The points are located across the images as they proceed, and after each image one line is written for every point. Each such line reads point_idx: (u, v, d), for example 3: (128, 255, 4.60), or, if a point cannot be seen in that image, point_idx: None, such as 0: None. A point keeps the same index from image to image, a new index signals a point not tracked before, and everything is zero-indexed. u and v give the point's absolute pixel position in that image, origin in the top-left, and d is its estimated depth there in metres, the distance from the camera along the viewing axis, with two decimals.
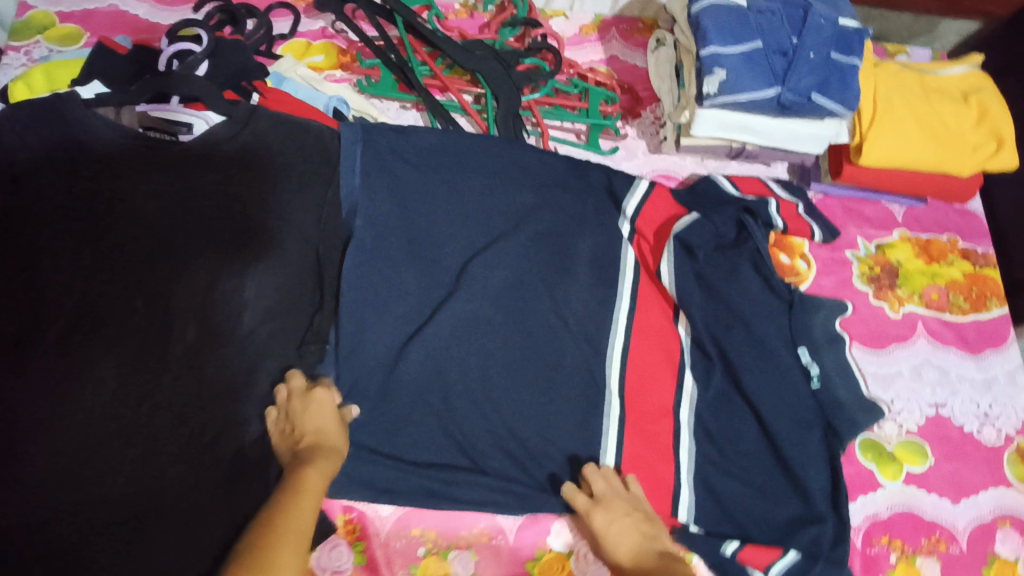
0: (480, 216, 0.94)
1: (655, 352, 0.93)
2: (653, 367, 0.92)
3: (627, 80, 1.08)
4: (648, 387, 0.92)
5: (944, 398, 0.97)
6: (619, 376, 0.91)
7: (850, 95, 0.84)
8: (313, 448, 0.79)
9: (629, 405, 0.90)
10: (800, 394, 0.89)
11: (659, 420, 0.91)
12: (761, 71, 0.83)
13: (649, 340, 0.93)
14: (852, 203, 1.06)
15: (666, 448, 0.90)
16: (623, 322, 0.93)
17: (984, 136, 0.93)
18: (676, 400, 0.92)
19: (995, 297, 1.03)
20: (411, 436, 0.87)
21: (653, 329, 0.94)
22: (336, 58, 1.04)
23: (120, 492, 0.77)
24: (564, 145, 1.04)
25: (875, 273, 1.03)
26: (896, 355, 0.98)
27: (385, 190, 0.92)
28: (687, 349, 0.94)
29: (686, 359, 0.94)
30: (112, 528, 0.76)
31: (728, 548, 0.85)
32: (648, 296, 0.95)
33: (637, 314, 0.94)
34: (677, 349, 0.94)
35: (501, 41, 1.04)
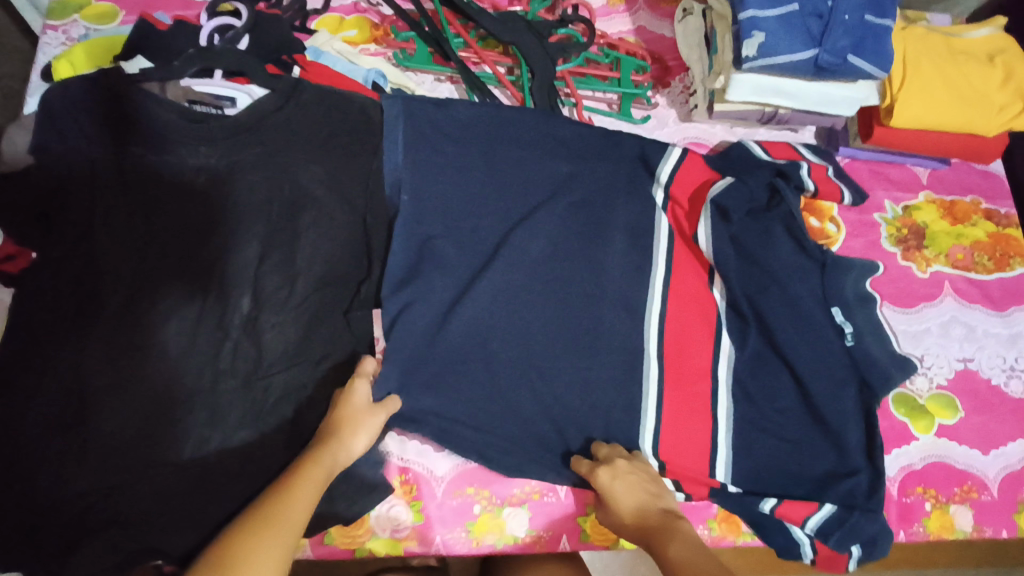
0: (519, 183, 0.94)
1: (693, 314, 0.93)
2: (691, 329, 0.92)
3: (656, 50, 1.10)
4: (688, 349, 0.92)
5: (971, 353, 1.00)
6: (657, 338, 0.91)
7: (883, 57, 0.86)
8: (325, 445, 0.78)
9: (668, 367, 0.90)
10: (837, 350, 0.90)
11: (697, 382, 0.91)
12: (799, 34, 0.85)
13: (686, 303, 0.93)
14: (878, 166, 1.08)
15: (703, 410, 0.90)
16: (661, 285, 0.93)
17: (1009, 97, 0.96)
18: (714, 361, 0.92)
19: (1018, 256, 1.06)
20: (461, 406, 0.86)
21: (689, 291, 0.94)
22: (369, 32, 1.04)
23: (190, 455, 0.80)
24: (598, 116, 1.05)
25: (902, 234, 1.05)
26: (924, 314, 1.01)
27: (427, 159, 0.91)
28: (723, 312, 0.94)
29: (723, 322, 0.94)
30: (184, 489, 0.79)
31: (766, 505, 0.87)
32: (685, 257, 0.95)
33: (672, 279, 0.94)
34: (713, 312, 0.93)
35: (532, 13, 1.05)
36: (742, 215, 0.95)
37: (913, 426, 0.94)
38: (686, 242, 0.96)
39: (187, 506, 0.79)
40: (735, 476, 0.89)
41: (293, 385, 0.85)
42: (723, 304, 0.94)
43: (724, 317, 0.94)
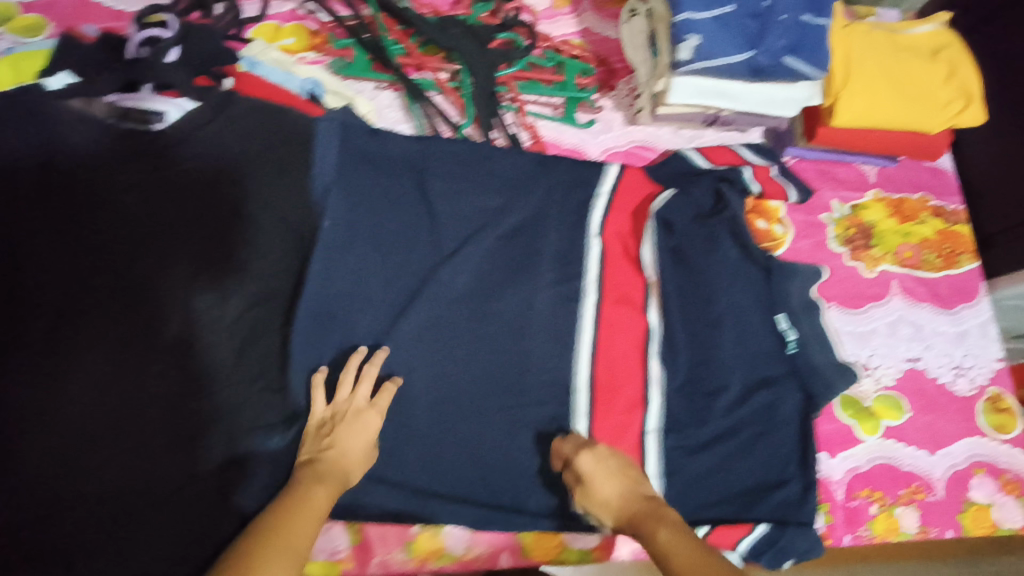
0: (461, 200, 0.93)
1: (623, 339, 0.92)
2: (622, 355, 0.91)
3: (601, 52, 1.08)
4: (619, 377, 0.90)
5: (919, 352, 1.00)
6: (589, 368, 0.90)
7: (820, 56, 0.84)
8: (328, 466, 0.75)
9: (597, 400, 0.89)
10: (769, 351, 0.94)
11: (629, 412, 0.89)
12: (736, 35, 0.82)
13: (617, 328, 0.92)
14: (826, 166, 1.08)
15: (630, 437, 0.88)
16: (592, 312, 0.92)
17: (953, 93, 0.95)
18: (647, 389, 0.90)
19: (966, 253, 1.06)
20: (398, 433, 0.85)
21: (619, 318, 0.93)
22: (308, 41, 1.01)
23: (110, 484, 0.76)
24: (542, 121, 1.02)
25: (850, 234, 1.05)
26: (871, 314, 1.02)
27: (363, 171, 0.90)
28: (655, 336, 0.93)
29: (654, 346, 0.92)
30: (101, 522, 0.74)
31: (698, 535, 0.86)
32: (617, 281, 0.95)
33: (605, 307, 0.93)
34: (645, 337, 0.92)
35: (474, 16, 1.02)
36: (683, 228, 0.97)
37: (861, 428, 0.93)
38: (626, 258, 0.96)
39: (102, 548, 0.73)
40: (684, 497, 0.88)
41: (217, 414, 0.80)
42: (657, 325, 0.93)
43: (655, 340, 0.92)
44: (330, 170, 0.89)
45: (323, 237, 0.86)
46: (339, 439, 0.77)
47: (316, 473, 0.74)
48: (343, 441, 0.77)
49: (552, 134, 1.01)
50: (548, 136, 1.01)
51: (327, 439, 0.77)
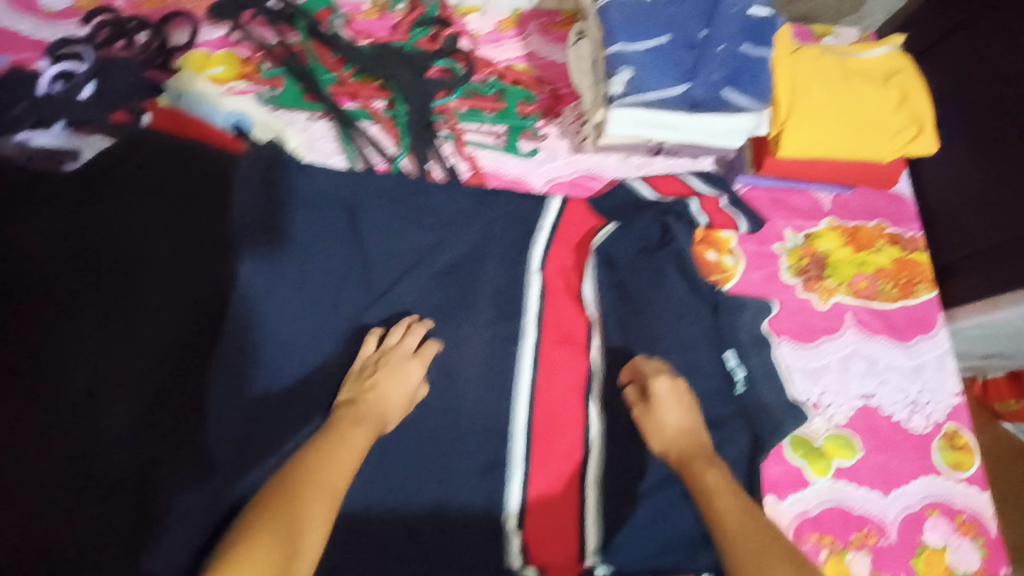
0: (398, 237, 0.90)
1: (563, 381, 0.89)
2: (561, 397, 0.88)
3: (547, 77, 1.04)
4: (558, 421, 0.87)
5: (873, 387, 0.97)
6: (527, 411, 0.87)
7: (761, 89, 0.82)
8: (373, 412, 0.76)
9: (535, 444, 0.86)
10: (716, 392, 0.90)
11: (568, 456, 0.86)
12: (670, 67, 0.79)
13: (557, 369, 0.89)
14: (779, 194, 1.05)
15: (568, 479, 0.85)
16: (530, 353, 0.89)
17: (904, 120, 0.91)
18: (587, 432, 0.87)
19: (924, 282, 1.03)
20: None
21: (559, 359, 0.90)
22: (238, 69, 0.97)
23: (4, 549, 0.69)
24: (483, 150, 0.98)
25: (803, 265, 1.02)
26: (825, 348, 0.98)
27: (287, 205, 0.86)
28: (596, 378, 0.89)
29: (594, 388, 0.89)
30: None
31: None
32: (558, 320, 0.91)
33: (545, 346, 0.90)
34: (586, 378, 0.89)
35: (411, 42, 0.98)
36: (626, 263, 0.95)
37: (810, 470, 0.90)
38: (568, 294, 0.93)
39: None
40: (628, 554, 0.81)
41: (122, 469, 0.74)
42: (598, 362, 0.90)
43: (597, 380, 0.89)
44: (251, 209, 0.84)
45: (242, 281, 0.82)
46: (383, 385, 0.78)
47: (358, 412, 0.75)
48: (386, 386, 0.78)
49: (493, 164, 0.98)
50: (487, 167, 0.97)
51: (371, 381, 0.78)
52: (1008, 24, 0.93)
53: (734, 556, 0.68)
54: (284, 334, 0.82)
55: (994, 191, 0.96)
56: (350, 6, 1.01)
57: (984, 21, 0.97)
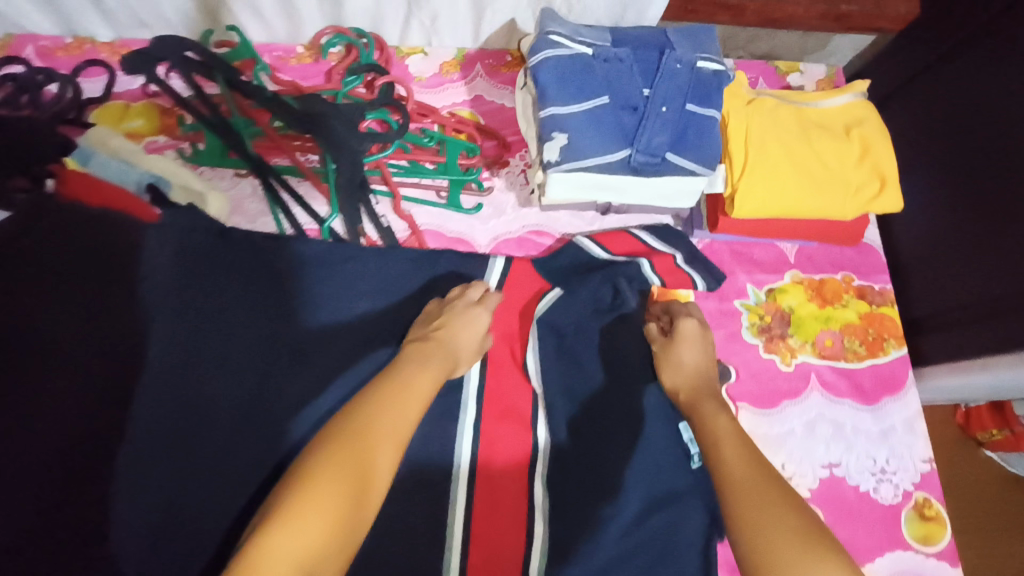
0: (335, 309, 0.84)
1: (505, 459, 0.82)
2: (503, 476, 0.81)
3: (492, 124, 0.98)
4: (499, 505, 0.79)
5: (838, 455, 0.92)
6: (466, 494, 0.78)
7: (707, 152, 0.75)
8: (443, 349, 0.76)
9: (474, 533, 0.77)
10: (670, 467, 0.80)
11: (509, 546, 0.77)
12: (608, 130, 0.73)
13: (500, 446, 0.83)
14: (740, 246, 0.99)
15: (512, 571, 0.76)
16: (472, 429, 0.82)
17: (866, 175, 0.86)
18: (531, 517, 0.79)
19: (892, 338, 0.98)
20: None
21: (502, 435, 0.83)
22: (158, 122, 0.90)
23: None
24: (421, 206, 0.93)
25: (765, 323, 0.97)
26: (788, 413, 0.93)
27: (202, 270, 0.79)
28: (541, 457, 0.83)
29: (538, 467, 0.82)
30: None
31: None
32: (501, 393, 0.85)
33: (486, 422, 0.83)
34: (529, 456, 0.83)
35: (344, 92, 0.92)
36: (572, 330, 0.88)
37: None
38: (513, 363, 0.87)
39: None
40: None
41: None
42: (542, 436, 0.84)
43: (541, 456, 0.83)
44: (159, 280, 0.75)
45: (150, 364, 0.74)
46: (451, 330, 0.79)
47: (428, 348, 0.75)
48: (453, 330, 0.79)
49: (431, 221, 0.93)
50: (425, 223, 0.93)
51: (438, 324, 0.79)
52: (979, 71, 0.89)
53: (740, 491, 0.68)
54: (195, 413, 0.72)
55: (967, 244, 0.91)
56: (286, 50, 0.98)
57: (950, 67, 0.94)
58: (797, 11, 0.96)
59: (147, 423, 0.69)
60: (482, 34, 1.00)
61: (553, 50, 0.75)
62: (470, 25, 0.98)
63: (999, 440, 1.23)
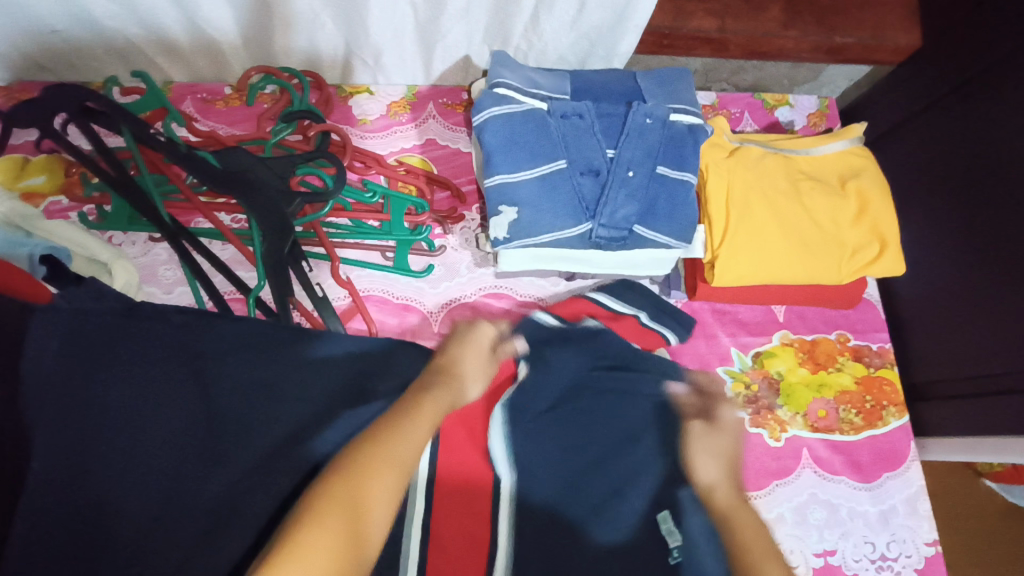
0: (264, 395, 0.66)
1: (457, 555, 0.62)
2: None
3: (445, 173, 0.88)
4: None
5: (834, 542, 0.82)
6: None
7: (680, 223, 0.67)
8: (449, 373, 0.67)
9: None
10: None
11: None
12: (564, 203, 0.65)
13: (454, 537, 0.63)
14: (723, 305, 0.90)
15: None
16: (420, 514, 0.63)
17: (864, 236, 0.77)
18: None
19: (892, 406, 0.88)
20: None
21: (456, 521, 0.64)
22: (61, 178, 0.80)
23: None
24: (363, 270, 0.83)
25: (752, 392, 0.87)
26: (777, 496, 0.83)
27: (89, 348, 0.60)
28: (502, 556, 0.62)
29: (497, 562, 0.61)
30: None
31: None
32: (456, 470, 0.66)
33: (438, 511, 0.64)
34: (485, 553, 0.62)
35: (275, 142, 0.81)
36: (547, 395, 0.71)
37: None
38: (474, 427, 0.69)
39: None
40: None
41: None
42: (506, 518, 0.63)
43: (505, 544, 0.62)
44: (29, 371, 0.58)
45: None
46: (464, 362, 0.69)
47: (438, 381, 0.65)
48: (462, 363, 0.69)
49: (374, 287, 0.83)
50: (367, 289, 0.83)
51: (445, 357, 0.69)
52: (982, 117, 0.80)
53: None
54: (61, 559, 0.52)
55: (970, 306, 0.83)
56: (213, 92, 0.86)
57: (949, 110, 0.85)
58: (786, 45, 0.86)
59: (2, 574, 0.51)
60: (434, 71, 0.89)
61: (503, 106, 0.65)
62: (420, 62, 0.87)
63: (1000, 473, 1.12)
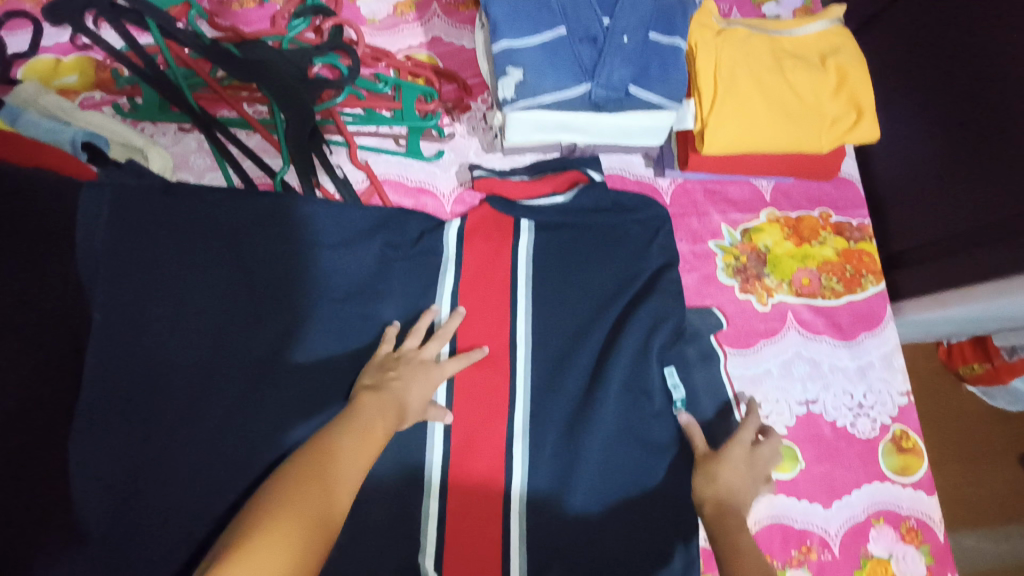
0: None
1: (480, 477, 0.75)
2: (477, 547, 0.72)
3: (452, 67, 0.93)
4: (471, 525, 0.73)
5: (816, 393, 0.91)
6: (438, 517, 0.73)
7: (672, 83, 0.73)
8: (389, 404, 0.69)
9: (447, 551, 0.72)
10: (658, 405, 0.79)
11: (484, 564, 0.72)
12: (564, 66, 0.71)
13: (473, 479, 0.75)
14: (714, 185, 0.97)
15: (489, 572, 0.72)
16: (436, 487, 0.74)
17: (842, 106, 0.83)
18: (505, 535, 0.73)
19: (871, 274, 0.96)
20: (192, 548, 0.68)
21: (475, 484, 0.75)
22: (93, 76, 0.85)
23: None
24: (379, 155, 0.89)
25: (741, 263, 0.94)
26: (764, 353, 0.92)
27: (154, 231, 0.76)
28: (516, 504, 0.74)
29: (513, 509, 0.74)
30: None
31: None
32: (470, 422, 0.77)
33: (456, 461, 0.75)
34: (503, 491, 0.74)
35: (291, 37, 0.88)
36: (553, 264, 0.84)
37: None
38: (494, 285, 0.83)
39: None
40: None
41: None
42: (518, 519, 0.73)
43: (518, 538, 0.73)
44: (102, 245, 0.73)
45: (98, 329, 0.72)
46: (407, 412, 0.71)
47: (382, 400, 0.69)
48: (408, 383, 0.72)
49: (391, 171, 0.89)
50: (384, 172, 0.89)
51: (394, 373, 0.73)
52: None
53: None
54: (164, 379, 0.73)
55: (945, 174, 0.89)
56: None
57: None
58: None
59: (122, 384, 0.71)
60: None
61: None
62: None
63: (980, 374, 1.19)
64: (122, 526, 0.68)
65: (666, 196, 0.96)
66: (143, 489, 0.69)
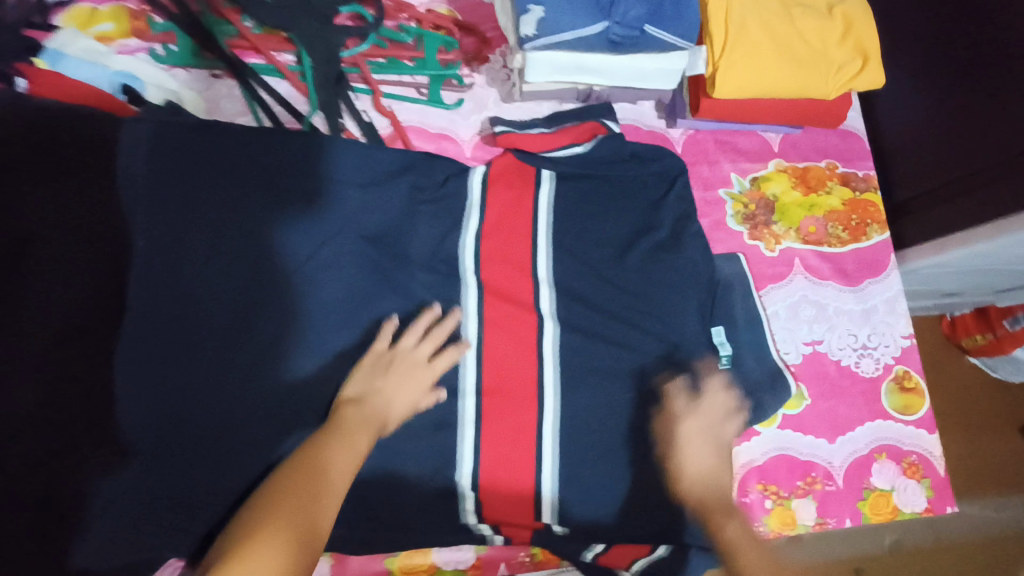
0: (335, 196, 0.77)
1: (510, 417, 0.78)
2: (511, 469, 0.77)
3: (471, 20, 0.97)
4: (505, 460, 0.77)
5: (821, 334, 0.94)
6: (473, 450, 0.76)
7: (683, 23, 0.77)
8: (369, 415, 0.72)
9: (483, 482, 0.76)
10: (680, 343, 0.83)
11: (519, 494, 0.77)
12: (582, 3, 0.74)
13: (505, 418, 0.78)
14: (724, 135, 1.00)
15: (524, 502, 0.77)
16: (471, 418, 0.77)
17: (849, 53, 0.86)
18: (539, 473, 0.77)
19: (875, 223, 0.99)
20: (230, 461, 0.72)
21: (507, 422, 0.77)
22: (128, 24, 0.89)
23: None
24: (402, 103, 0.93)
25: (750, 211, 0.98)
26: (772, 297, 0.95)
27: (191, 166, 0.79)
28: (548, 443, 0.77)
29: (546, 447, 0.77)
30: None
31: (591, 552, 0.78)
32: (500, 361, 0.80)
33: (488, 400, 0.78)
34: (534, 429, 0.78)
35: None
36: (573, 209, 0.88)
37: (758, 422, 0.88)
38: (517, 227, 0.86)
39: None
40: (576, 508, 0.77)
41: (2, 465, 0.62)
42: (552, 456, 0.77)
43: (551, 471, 0.77)
44: (142, 177, 0.77)
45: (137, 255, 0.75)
46: (392, 416, 0.74)
47: (365, 412, 0.72)
48: (392, 392, 0.74)
49: (413, 118, 0.93)
50: (406, 120, 0.92)
51: (380, 384, 0.74)
52: None
53: None
54: (198, 302, 0.75)
55: (944, 122, 0.92)
56: None
57: None
58: None
59: (160, 308, 0.74)
60: None
61: None
62: None
63: (982, 343, 1.22)
64: (165, 442, 0.70)
65: (678, 145, 0.99)
66: (180, 408, 0.72)
